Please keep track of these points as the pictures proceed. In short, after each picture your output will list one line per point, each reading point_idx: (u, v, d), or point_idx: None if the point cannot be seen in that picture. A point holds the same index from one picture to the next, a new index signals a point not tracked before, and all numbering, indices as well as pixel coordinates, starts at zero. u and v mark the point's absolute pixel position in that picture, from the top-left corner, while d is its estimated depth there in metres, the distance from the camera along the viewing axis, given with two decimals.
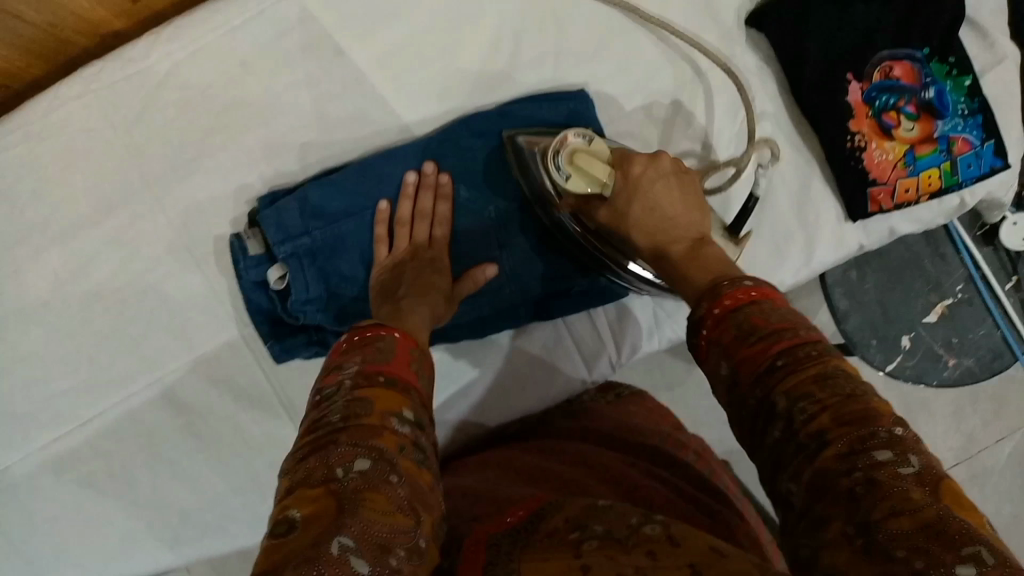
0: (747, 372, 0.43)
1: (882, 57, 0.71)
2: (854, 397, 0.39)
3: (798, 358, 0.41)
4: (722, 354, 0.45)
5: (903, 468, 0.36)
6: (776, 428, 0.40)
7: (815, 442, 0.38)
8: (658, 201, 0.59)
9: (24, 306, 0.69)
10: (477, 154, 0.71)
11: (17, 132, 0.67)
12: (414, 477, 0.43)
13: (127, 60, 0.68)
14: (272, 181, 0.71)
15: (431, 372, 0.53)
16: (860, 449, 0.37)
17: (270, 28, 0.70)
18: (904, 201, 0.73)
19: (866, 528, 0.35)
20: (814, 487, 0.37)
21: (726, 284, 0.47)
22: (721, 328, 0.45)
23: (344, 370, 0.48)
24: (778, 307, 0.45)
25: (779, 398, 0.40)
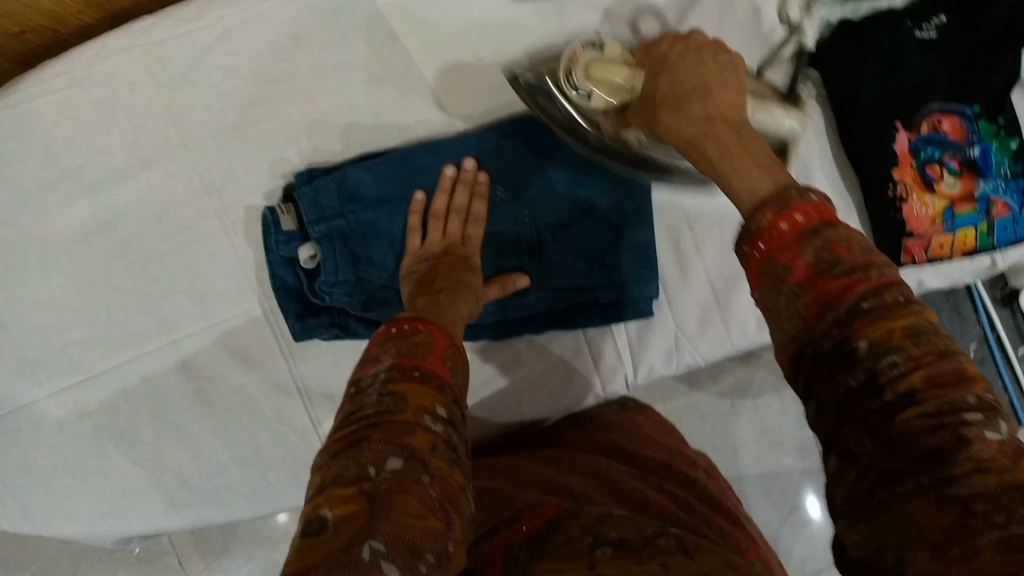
0: (824, 310, 0.39)
1: (932, 110, 0.71)
2: (947, 356, 0.36)
3: (887, 302, 0.38)
4: (793, 281, 0.40)
5: (993, 431, 0.33)
6: (855, 377, 0.37)
7: (900, 399, 0.35)
8: (685, 63, 0.55)
9: (48, 253, 0.68)
10: (518, 156, 0.71)
11: (59, 79, 0.67)
12: (445, 476, 0.43)
13: (178, 20, 0.68)
14: (310, 159, 0.71)
15: (464, 369, 0.54)
16: (952, 410, 0.34)
17: (326, 6, 0.70)
18: (937, 256, 0.73)
19: (944, 482, 0.33)
20: (893, 443, 0.34)
21: (793, 194, 0.43)
22: (793, 252, 0.41)
23: (379, 365, 0.50)
24: (856, 235, 0.41)
25: (859, 344, 0.37)
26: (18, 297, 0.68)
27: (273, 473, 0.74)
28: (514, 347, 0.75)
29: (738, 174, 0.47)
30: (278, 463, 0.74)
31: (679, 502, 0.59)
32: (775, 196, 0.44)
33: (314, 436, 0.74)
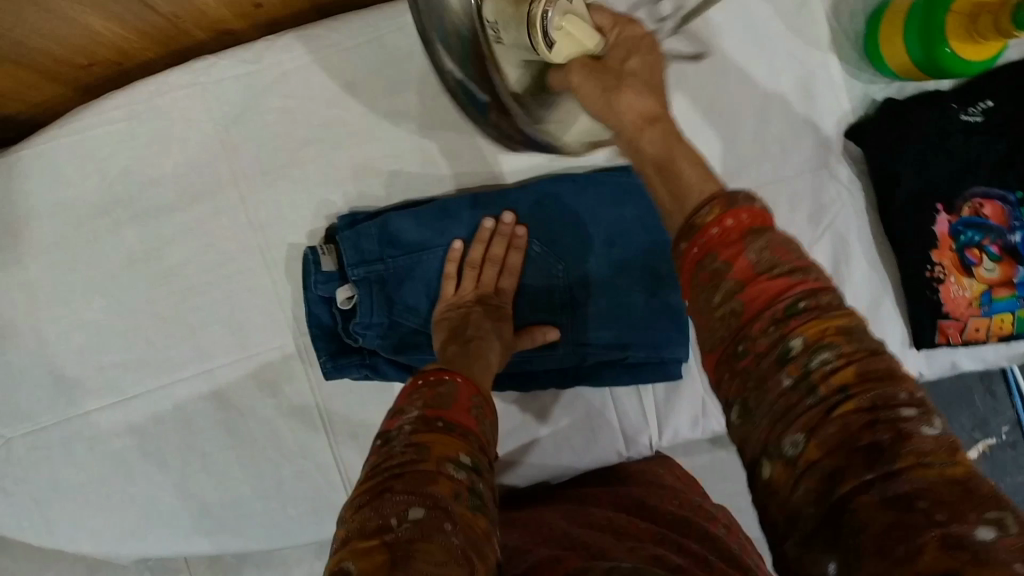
0: (758, 305, 0.36)
1: (974, 194, 0.70)
2: (879, 354, 0.34)
3: (821, 301, 0.36)
4: (727, 276, 0.38)
5: (928, 426, 0.32)
6: (787, 376, 0.34)
7: (833, 396, 0.33)
8: (657, 62, 0.52)
9: (95, 276, 0.71)
10: (556, 213, 0.72)
11: (120, 109, 0.69)
12: (468, 523, 0.43)
13: (237, 61, 0.70)
14: (354, 202, 0.72)
15: (491, 419, 0.55)
16: (885, 405, 0.32)
17: (380, 55, 0.71)
18: (973, 338, 0.72)
19: (886, 477, 0.30)
20: (834, 443, 0.32)
21: (740, 194, 0.39)
22: (733, 248, 0.38)
23: (404, 416, 0.51)
24: (793, 241, 0.39)
25: (795, 342, 0.35)
26: (63, 317, 0.71)
27: (292, 507, 0.75)
28: (541, 401, 0.76)
29: (688, 170, 0.43)
30: (299, 498, 0.75)
31: (698, 562, 0.55)
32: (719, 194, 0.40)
33: (335, 474, 0.74)
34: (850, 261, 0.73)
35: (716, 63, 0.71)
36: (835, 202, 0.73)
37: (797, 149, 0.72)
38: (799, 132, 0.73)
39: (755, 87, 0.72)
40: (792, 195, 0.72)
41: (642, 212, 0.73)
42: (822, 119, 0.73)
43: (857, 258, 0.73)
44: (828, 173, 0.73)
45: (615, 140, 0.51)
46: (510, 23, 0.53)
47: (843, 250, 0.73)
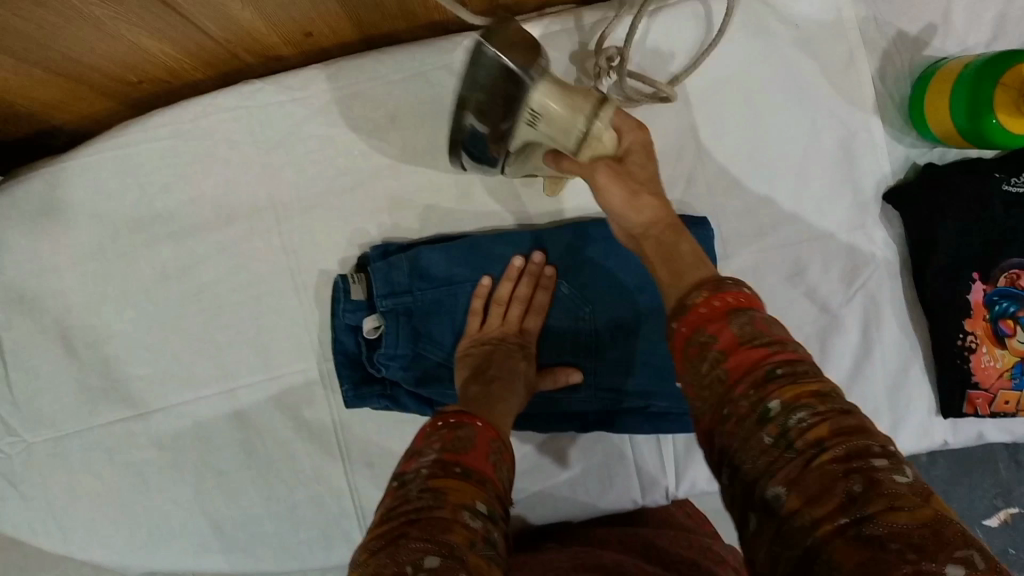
0: (741, 373, 0.42)
1: (1011, 265, 0.70)
2: (851, 414, 0.39)
3: (797, 369, 0.41)
4: (716, 348, 0.44)
5: (899, 477, 0.36)
6: (768, 432, 0.39)
7: (810, 450, 0.37)
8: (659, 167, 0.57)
9: (127, 289, 0.72)
10: (587, 257, 0.72)
11: (165, 127, 0.70)
12: (482, 574, 0.43)
13: (284, 87, 0.71)
14: (387, 233, 0.73)
15: (509, 464, 0.55)
16: (859, 456, 0.36)
17: (424, 90, 0.72)
18: (1002, 411, 0.71)
19: (860, 521, 0.34)
20: (810, 491, 0.36)
21: (728, 282, 0.48)
22: (721, 323, 0.45)
23: (422, 460, 0.51)
24: (775, 320, 0.45)
25: (775, 404, 0.40)
26: (93, 327, 0.72)
27: (303, 532, 0.74)
28: (559, 444, 0.75)
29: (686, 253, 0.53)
30: (311, 522, 0.75)
31: None
32: (712, 281, 0.49)
33: (348, 501, 0.74)
34: (880, 324, 0.72)
35: (756, 120, 0.71)
36: (868, 262, 0.72)
37: (833, 211, 0.72)
38: (835, 191, 0.72)
39: (794, 146, 0.72)
40: (826, 255, 0.72)
41: None
42: (860, 181, 0.72)
43: (887, 321, 0.72)
44: (863, 234, 0.72)
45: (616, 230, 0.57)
46: (556, 132, 0.56)
47: (874, 313, 0.72)
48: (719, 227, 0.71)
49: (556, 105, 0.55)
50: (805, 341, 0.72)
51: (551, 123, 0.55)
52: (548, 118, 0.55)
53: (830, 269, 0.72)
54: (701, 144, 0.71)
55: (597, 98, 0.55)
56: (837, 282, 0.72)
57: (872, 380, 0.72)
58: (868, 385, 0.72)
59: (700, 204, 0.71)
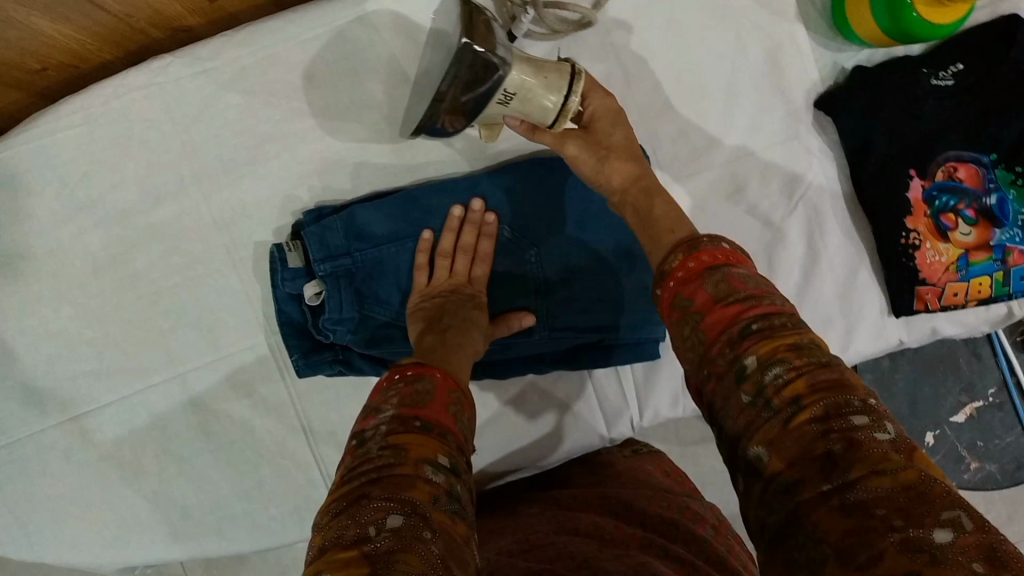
0: (719, 330, 0.45)
1: (947, 158, 0.70)
2: (828, 367, 0.41)
3: (772, 324, 0.43)
4: (696, 310, 0.47)
5: (880, 433, 0.38)
6: (747, 391, 0.42)
7: (790, 408, 0.39)
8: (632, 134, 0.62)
9: (61, 284, 0.70)
10: (524, 198, 0.71)
11: (77, 113, 0.67)
12: (446, 530, 0.43)
13: (196, 58, 0.68)
14: (319, 196, 0.71)
15: (469, 413, 0.55)
16: (836, 414, 0.38)
17: (341, 45, 0.69)
18: (951, 303, 0.71)
19: (842, 485, 0.36)
20: (792, 453, 0.38)
21: (704, 241, 0.50)
22: (694, 284, 0.47)
23: (380, 416, 0.50)
24: (753, 275, 0.47)
25: (753, 361, 0.42)
26: (30, 328, 0.70)
27: (274, 506, 0.74)
28: (520, 390, 0.75)
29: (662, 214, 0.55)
30: (281, 495, 0.74)
31: (683, 567, 0.55)
32: (688, 241, 0.51)
33: (315, 471, 0.74)
34: (824, 231, 0.72)
35: (680, 42, 0.70)
36: (806, 170, 0.72)
37: (766, 124, 0.71)
38: (766, 104, 0.72)
39: (721, 63, 0.71)
40: (764, 170, 0.72)
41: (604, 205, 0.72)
42: (790, 91, 0.72)
43: (832, 228, 0.72)
44: (799, 143, 0.72)
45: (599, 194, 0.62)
46: (531, 108, 0.56)
47: (817, 222, 0.72)
48: (656, 153, 0.71)
49: (530, 81, 0.55)
50: (752, 257, 0.72)
51: (526, 99, 0.56)
52: (522, 95, 0.56)
53: (768, 183, 0.72)
54: (629, 71, 0.69)
55: (568, 74, 0.57)
56: (778, 195, 0.72)
57: (822, 289, 0.73)
58: (817, 294, 0.72)
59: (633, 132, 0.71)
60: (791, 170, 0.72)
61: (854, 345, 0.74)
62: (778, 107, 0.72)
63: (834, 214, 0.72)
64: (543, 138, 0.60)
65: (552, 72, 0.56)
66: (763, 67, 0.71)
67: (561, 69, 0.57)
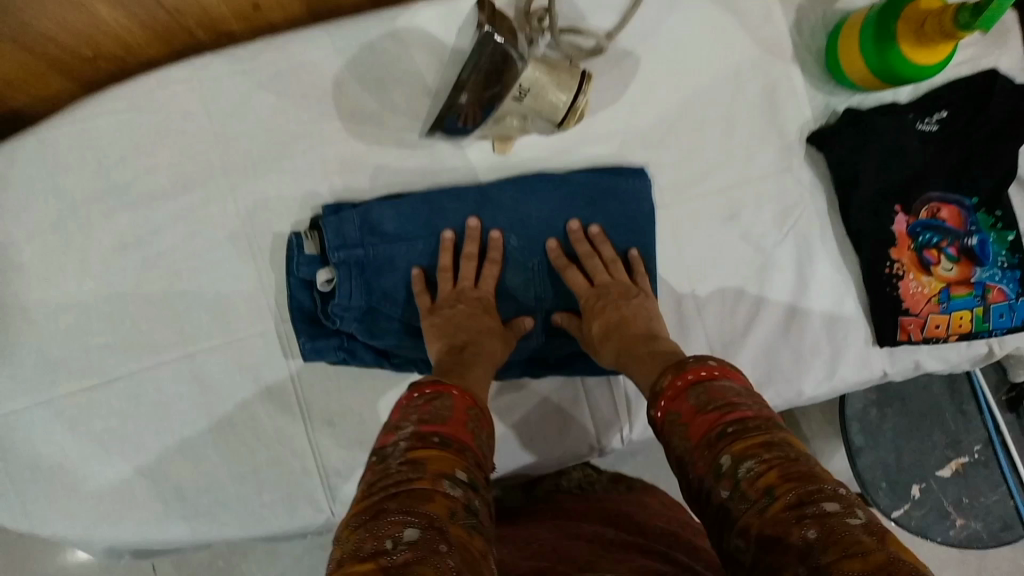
0: (701, 437, 0.54)
1: (932, 198, 0.75)
2: (795, 459, 0.49)
3: (745, 424, 0.52)
4: (682, 421, 0.56)
5: (852, 520, 0.44)
6: (725, 487, 0.49)
7: (765, 497, 0.47)
8: (654, 309, 0.70)
9: (87, 260, 0.73)
10: (533, 210, 0.73)
11: (121, 101, 0.73)
12: (464, 543, 0.45)
13: (236, 58, 0.74)
14: (338, 194, 0.75)
15: (487, 430, 0.59)
16: (809, 501, 0.45)
17: (371, 57, 0.75)
18: (933, 335, 0.75)
19: (818, 569, 0.41)
20: (770, 541, 0.45)
21: (692, 361, 0.60)
22: (680, 401, 0.57)
23: (401, 433, 0.53)
24: (733, 388, 0.57)
25: (726, 458, 0.51)
26: (50, 298, 0.73)
27: (267, 493, 0.75)
28: (515, 391, 0.77)
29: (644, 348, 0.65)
30: (274, 483, 0.75)
31: (683, 568, 0.55)
32: (675, 365, 0.61)
33: (311, 460, 0.76)
34: (813, 262, 0.76)
35: (683, 74, 0.76)
36: (797, 202, 0.77)
37: (760, 156, 0.77)
38: (761, 138, 0.77)
39: (718, 98, 0.77)
40: (757, 198, 0.76)
41: (615, 212, 0.74)
42: (784, 128, 0.77)
43: (822, 257, 0.76)
44: (791, 175, 0.77)
45: (590, 349, 0.70)
46: (542, 104, 0.66)
47: (807, 250, 0.76)
48: (657, 177, 0.76)
49: (543, 78, 0.64)
50: (743, 280, 0.76)
51: (539, 96, 0.65)
52: (536, 92, 0.64)
53: (762, 212, 0.76)
54: (634, 100, 0.76)
55: (578, 77, 0.65)
56: (771, 223, 0.76)
57: (811, 317, 0.76)
58: (805, 321, 0.76)
59: (637, 155, 0.76)
60: (784, 199, 0.76)
61: (833, 384, 0.76)
62: (772, 140, 0.77)
63: (823, 244, 0.76)
64: (571, 275, 0.72)
65: (565, 72, 0.65)
66: (758, 105, 0.77)
67: (573, 72, 0.65)
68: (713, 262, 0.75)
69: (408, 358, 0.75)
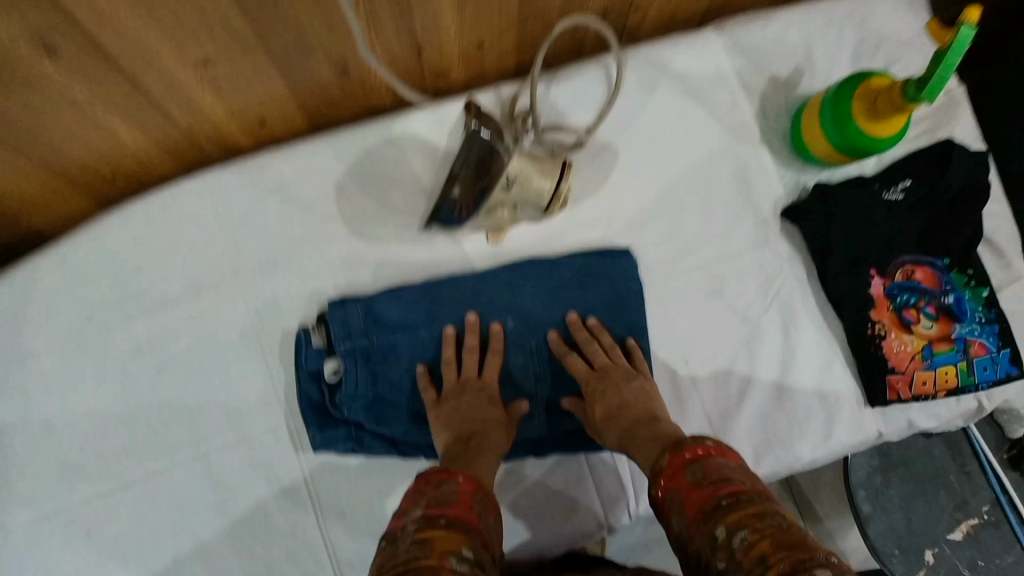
0: (697, 510, 0.56)
1: (904, 261, 0.79)
2: (788, 531, 0.51)
3: (739, 497, 0.55)
4: (678, 495, 0.59)
5: None
6: (721, 558, 0.52)
7: (758, 566, 0.49)
8: (652, 390, 0.73)
9: (105, 367, 0.77)
10: (528, 294, 0.77)
11: (137, 215, 0.78)
12: None
13: (244, 170, 0.79)
14: (343, 290, 0.79)
15: (493, 512, 0.61)
16: (801, 568, 0.47)
17: (370, 162, 0.81)
18: (922, 392, 0.77)
19: None
20: None
21: (689, 440, 0.63)
22: (677, 476, 0.60)
23: (409, 517, 0.56)
24: (728, 464, 0.60)
25: (722, 530, 0.53)
26: (69, 406, 0.76)
27: None
28: (521, 473, 0.78)
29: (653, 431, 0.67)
30: None
31: None
32: (674, 445, 0.64)
33: (323, 554, 0.76)
34: (800, 329, 0.79)
35: (660, 161, 0.82)
36: (778, 271, 0.81)
37: (739, 232, 0.81)
38: (738, 214, 0.82)
39: (694, 181, 0.82)
40: (740, 271, 0.80)
41: (606, 293, 0.78)
42: (759, 204, 0.82)
43: (808, 324, 0.80)
44: (770, 248, 0.81)
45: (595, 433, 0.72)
46: (530, 192, 0.72)
47: (791, 318, 0.79)
48: (643, 256, 0.80)
49: (528, 168, 0.71)
50: (733, 352, 0.79)
51: (525, 184, 0.71)
52: (522, 180, 0.71)
53: (745, 284, 0.80)
54: (615, 186, 0.81)
55: (559, 165, 0.73)
56: (755, 294, 0.80)
57: (802, 382, 0.78)
58: (798, 387, 0.78)
59: (623, 238, 0.81)
60: (766, 270, 0.80)
61: (829, 451, 0.78)
62: (749, 216, 0.82)
63: (807, 310, 0.80)
64: (573, 362, 0.74)
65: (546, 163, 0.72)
66: (733, 185, 0.82)
67: (554, 161, 0.73)
68: (703, 334, 0.79)
69: (415, 445, 0.77)
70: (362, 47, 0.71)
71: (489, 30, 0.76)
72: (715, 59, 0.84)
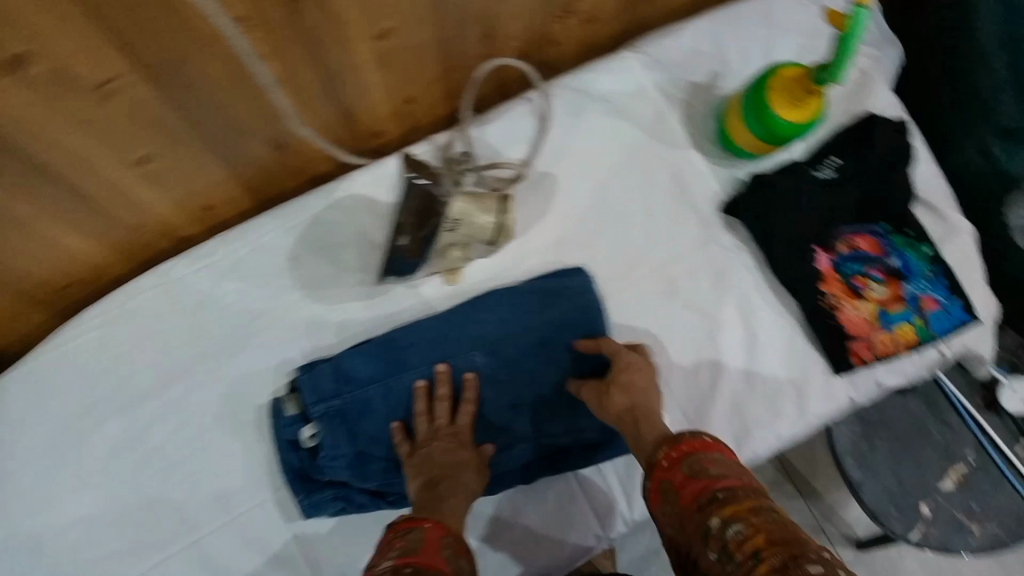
0: (693, 501, 0.56)
1: (845, 232, 0.82)
2: (785, 525, 0.51)
3: (736, 492, 0.55)
4: (675, 489, 0.59)
5: None
6: (713, 549, 0.52)
7: (749, 561, 0.49)
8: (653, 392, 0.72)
9: (85, 474, 0.77)
10: (493, 326, 0.78)
11: (96, 318, 0.79)
12: None
13: (195, 258, 0.81)
14: (310, 355, 0.80)
15: (465, 554, 0.60)
16: (792, 563, 0.47)
17: (319, 228, 0.83)
18: (885, 353, 0.79)
19: None
20: None
21: (688, 434, 0.63)
22: (674, 470, 0.60)
23: (378, 569, 0.55)
24: (724, 460, 0.60)
25: (716, 520, 0.53)
26: (54, 519, 0.75)
27: None
28: (512, 501, 0.79)
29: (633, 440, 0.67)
30: None
31: None
32: (671, 437, 0.64)
33: None
34: (760, 314, 0.81)
35: (596, 180, 0.85)
36: (727, 263, 0.83)
37: (683, 232, 0.84)
38: (679, 215, 0.84)
39: (633, 192, 0.85)
40: (691, 270, 0.82)
41: (568, 310, 0.78)
42: (697, 204, 0.85)
43: (766, 309, 0.81)
44: (715, 243, 0.84)
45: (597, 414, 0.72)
46: (475, 229, 0.74)
47: (748, 306, 0.81)
48: (595, 271, 0.82)
49: (470, 208, 0.73)
50: (699, 348, 0.80)
51: (469, 223, 0.73)
52: (466, 220, 0.73)
53: (699, 281, 0.82)
54: (556, 209, 0.84)
55: (500, 199, 0.74)
56: (709, 288, 0.82)
57: (770, 364, 0.80)
58: (767, 371, 0.80)
59: (574, 258, 0.83)
60: (715, 263, 0.83)
61: (806, 426, 0.80)
62: (690, 216, 0.84)
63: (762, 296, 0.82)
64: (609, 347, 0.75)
65: (486, 199, 0.73)
66: (670, 190, 0.85)
67: (494, 196, 0.74)
68: (668, 336, 0.80)
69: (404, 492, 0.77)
70: (294, 122, 0.74)
71: (415, 87, 0.79)
72: (633, 76, 0.87)
